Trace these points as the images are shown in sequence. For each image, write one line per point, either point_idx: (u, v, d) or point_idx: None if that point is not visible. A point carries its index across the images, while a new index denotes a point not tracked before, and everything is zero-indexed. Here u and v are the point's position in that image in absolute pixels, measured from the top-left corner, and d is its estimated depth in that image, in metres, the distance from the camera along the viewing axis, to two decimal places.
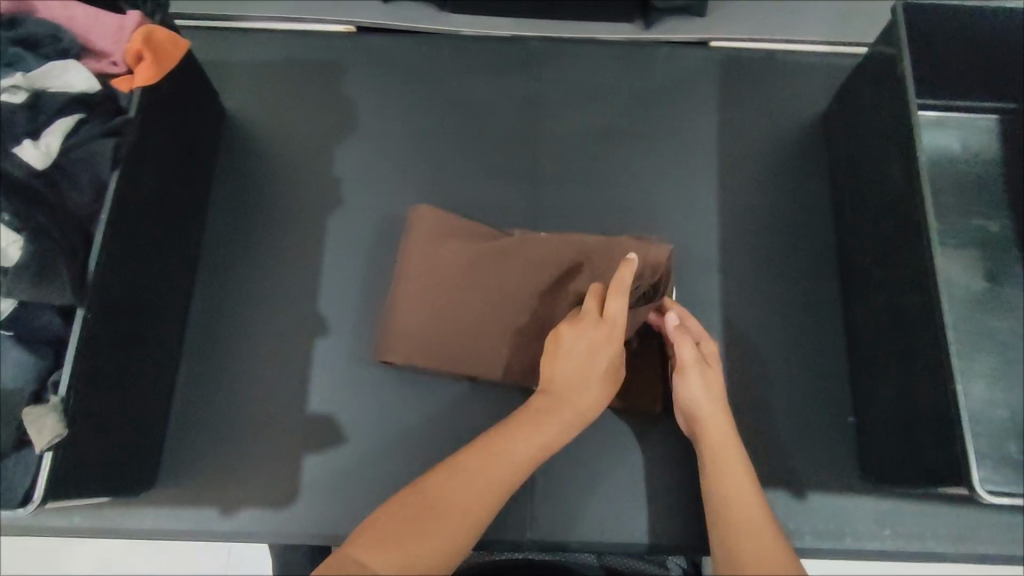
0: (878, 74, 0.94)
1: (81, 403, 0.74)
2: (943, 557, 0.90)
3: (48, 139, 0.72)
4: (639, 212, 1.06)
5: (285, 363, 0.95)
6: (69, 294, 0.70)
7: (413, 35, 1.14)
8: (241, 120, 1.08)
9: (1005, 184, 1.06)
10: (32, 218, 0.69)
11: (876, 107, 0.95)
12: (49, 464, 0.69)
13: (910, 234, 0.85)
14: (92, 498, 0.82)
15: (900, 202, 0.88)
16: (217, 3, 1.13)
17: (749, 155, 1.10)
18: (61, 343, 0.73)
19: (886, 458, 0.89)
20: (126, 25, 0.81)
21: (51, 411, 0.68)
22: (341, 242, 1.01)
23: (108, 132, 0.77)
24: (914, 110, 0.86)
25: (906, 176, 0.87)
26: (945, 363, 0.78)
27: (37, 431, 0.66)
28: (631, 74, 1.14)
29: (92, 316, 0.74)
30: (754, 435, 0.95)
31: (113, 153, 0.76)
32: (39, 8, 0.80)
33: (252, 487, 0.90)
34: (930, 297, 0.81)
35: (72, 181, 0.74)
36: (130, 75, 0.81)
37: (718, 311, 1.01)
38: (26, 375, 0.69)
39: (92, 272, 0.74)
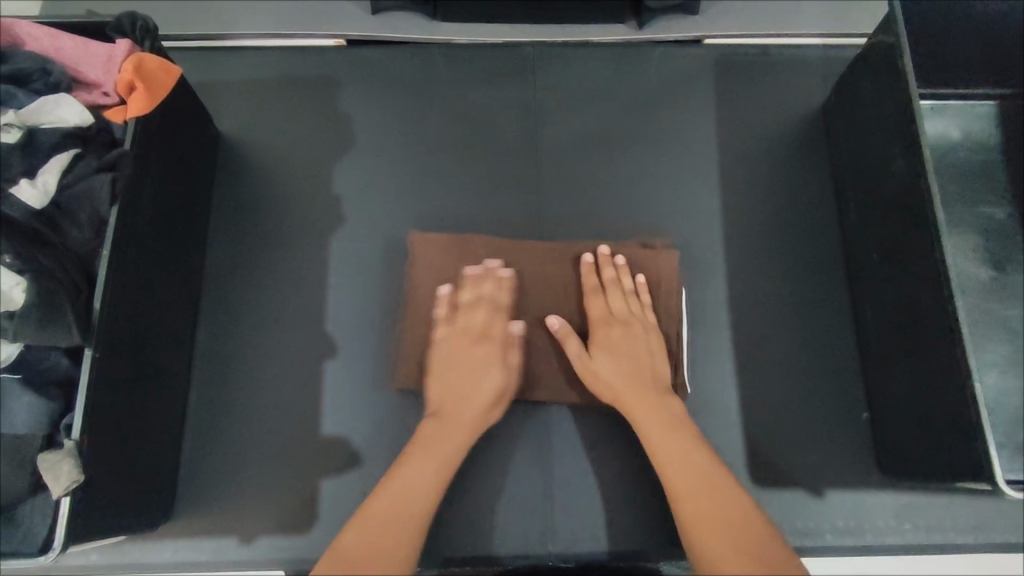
0: (877, 67, 0.94)
1: (94, 442, 0.73)
2: (964, 548, 0.90)
3: (45, 177, 0.70)
4: (642, 214, 1.05)
5: (296, 386, 0.94)
6: (76, 334, 0.69)
7: (406, 45, 1.13)
8: (236, 140, 1.07)
9: (1007, 171, 1.07)
10: (36, 260, 0.68)
11: (877, 101, 0.94)
12: (67, 510, 0.68)
13: (918, 227, 0.85)
14: (109, 536, 0.81)
15: (905, 195, 0.88)
16: (205, 23, 1.11)
17: (749, 152, 1.09)
18: (70, 385, 0.71)
19: (903, 452, 0.89)
20: (115, 55, 0.79)
21: (67, 456, 0.66)
22: (345, 261, 1.00)
23: (105, 167, 0.75)
24: (916, 103, 0.86)
25: (911, 169, 0.87)
26: (960, 356, 0.78)
27: (53, 478, 0.65)
28: (627, 76, 1.13)
29: (99, 354, 0.73)
30: (768, 435, 0.95)
31: (110, 189, 0.74)
32: (25, 41, 0.79)
33: (269, 513, 0.89)
34: (942, 291, 0.81)
35: (71, 218, 0.73)
36: (123, 106, 0.80)
37: (727, 312, 1.00)
38: (37, 421, 0.68)
39: (97, 309, 0.73)
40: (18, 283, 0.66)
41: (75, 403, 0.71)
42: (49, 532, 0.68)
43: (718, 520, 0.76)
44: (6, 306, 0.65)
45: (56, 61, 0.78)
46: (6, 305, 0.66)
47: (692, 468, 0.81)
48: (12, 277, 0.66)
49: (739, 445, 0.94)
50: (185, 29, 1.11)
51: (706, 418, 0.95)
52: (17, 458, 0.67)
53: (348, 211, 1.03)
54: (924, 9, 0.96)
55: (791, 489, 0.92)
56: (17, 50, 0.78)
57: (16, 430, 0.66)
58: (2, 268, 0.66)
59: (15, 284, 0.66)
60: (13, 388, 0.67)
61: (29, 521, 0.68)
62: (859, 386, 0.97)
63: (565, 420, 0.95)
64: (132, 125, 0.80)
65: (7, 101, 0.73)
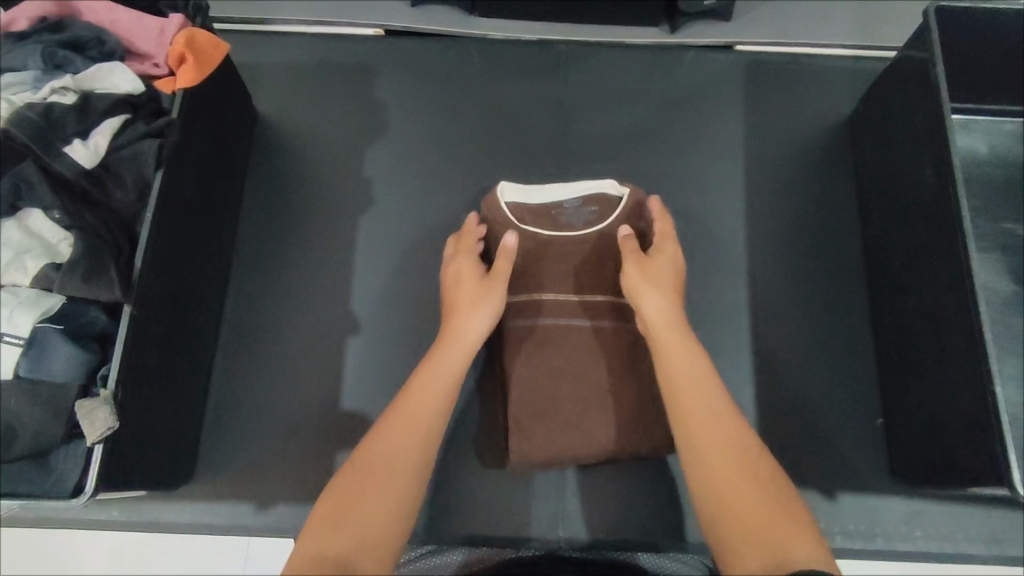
0: (908, 78, 0.95)
1: (127, 395, 0.75)
2: (974, 559, 0.90)
3: (97, 139, 0.73)
4: (666, 213, 1.07)
5: (318, 360, 0.96)
6: (117, 290, 0.71)
7: (442, 38, 1.16)
8: (273, 121, 1.10)
9: None
10: (83, 217, 0.71)
11: (908, 110, 0.95)
12: (101, 456, 0.71)
13: (943, 235, 0.86)
14: (131, 491, 0.83)
15: (931, 203, 0.88)
16: (250, 6, 1.14)
17: (776, 157, 1.11)
18: (107, 339, 0.74)
19: (916, 458, 0.89)
20: (168, 28, 0.82)
21: (103, 404, 0.69)
22: (372, 242, 1.03)
23: (153, 133, 0.78)
24: (947, 112, 0.86)
25: (938, 177, 0.87)
26: (980, 362, 0.78)
27: (89, 423, 0.68)
28: (657, 78, 1.15)
29: (137, 312, 0.75)
30: (781, 435, 0.95)
31: (157, 152, 0.77)
32: (83, 12, 0.82)
33: (285, 481, 0.91)
34: (965, 298, 0.81)
35: (117, 180, 0.76)
36: (173, 77, 0.83)
37: (746, 312, 1.01)
38: (75, 370, 0.71)
39: (138, 269, 0.75)
40: (65, 239, 0.70)
41: (112, 356, 0.73)
42: (82, 479, 0.71)
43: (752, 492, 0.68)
44: (54, 259, 0.69)
45: (110, 32, 0.81)
46: (54, 258, 0.69)
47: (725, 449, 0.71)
48: (60, 233, 0.70)
49: None
50: (231, 12, 1.14)
51: None
52: (55, 405, 0.69)
53: (378, 194, 1.05)
54: (956, 25, 0.97)
55: (802, 490, 0.93)
56: (75, 21, 0.81)
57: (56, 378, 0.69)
58: (51, 224, 0.69)
59: (61, 239, 0.70)
60: (56, 338, 0.70)
61: (61, 467, 0.71)
62: (876, 392, 0.97)
63: None
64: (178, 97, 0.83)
65: (67, 67, 0.77)
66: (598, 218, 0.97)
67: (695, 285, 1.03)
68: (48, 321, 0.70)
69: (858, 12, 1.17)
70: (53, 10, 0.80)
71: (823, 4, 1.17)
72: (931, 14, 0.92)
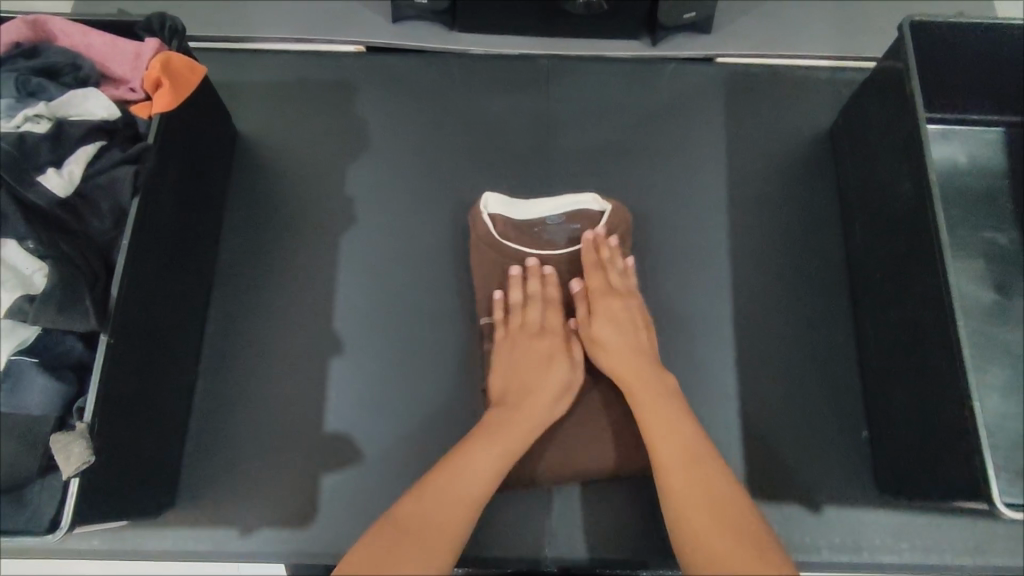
0: (885, 91, 0.96)
1: (104, 425, 0.75)
2: (961, 570, 0.90)
3: (71, 167, 0.73)
4: (649, 227, 1.07)
5: (302, 382, 0.96)
6: (92, 321, 0.71)
7: (423, 54, 1.15)
8: (254, 140, 1.10)
9: (1011, 196, 1.08)
10: (57, 246, 0.70)
11: (886, 124, 0.96)
12: (77, 489, 0.70)
13: (922, 248, 0.86)
14: (111, 520, 0.82)
15: (910, 215, 0.89)
16: (229, 25, 1.14)
17: (757, 169, 1.11)
18: (84, 369, 0.74)
19: (900, 471, 0.90)
20: (143, 53, 0.81)
21: (80, 437, 0.68)
22: (355, 261, 1.02)
23: (128, 159, 0.77)
24: (923, 126, 0.87)
25: (916, 190, 0.88)
26: (961, 376, 0.79)
27: (65, 457, 0.67)
28: (638, 91, 1.15)
29: (114, 342, 0.74)
30: (766, 449, 0.95)
31: (133, 180, 0.76)
32: (57, 35, 0.82)
33: (269, 505, 0.90)
34: (944, 311, 0.81)
35: (94, 208, 0.75)
36: (149, 101, 0.82)
37: (730, 325, 1.02)
38: (51, 403, 0.70)
39: (114, 297, 0.75)
40: (40, 269, 0.68)
41: (89, 387, 0.73)
42: (58, 510, 0.70)
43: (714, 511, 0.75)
44: (27, 290, 0.67)
45: (85, 57, 0.81)
46: (27, 288, 0.68)
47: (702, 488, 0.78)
48: (34, 263, 0.68)
49: (739, 457, 0.95)
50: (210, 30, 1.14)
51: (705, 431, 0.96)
52: (30, 438, 0.68)
53: (361, 212, 1.05)
54: (931, 37, 0.98)
55: (788, 503, 0.93)
56: (50, 45, 0.80)
57: (31, 410, 0.68)
58: (26, 254, 0.68)
59: (37, 270, 0.68)
60: (31, 370, 0.69)
61: (38, 502, 0.70)
62: (859, 403, 0.98)
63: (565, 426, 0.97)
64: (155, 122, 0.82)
65: (40, 95, 0.76)
66: (582, 232, 1.02)
67: (678, 298, 1.03)
68: (24, 353, 0.69)
69: (837, 23, 1.18)
70: (28, 36, 0.80)
71: (802, 16, 1.18)
72: (906, 28, 0.93)
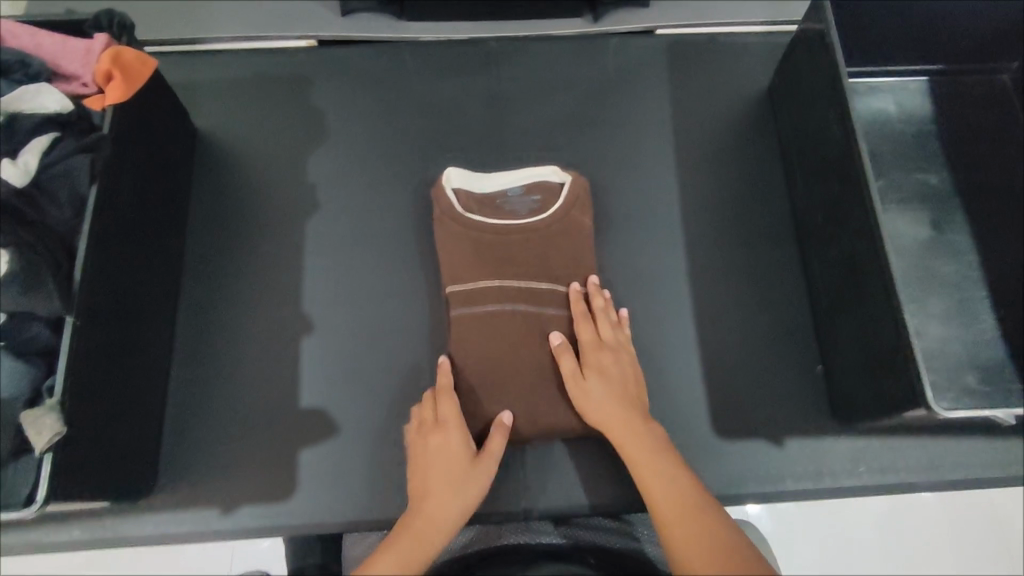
0: (810, 46, 1.02)
1: (76, 410, 0.75)
2: (915, 487, 0.95)
3: (27, 157, 0.74)
4: (603, 192, 1.11)
5: (273, 363, 0.97)
6: (57, 302, 0.73)
7: (373, 44, 1.19)
8: (213, 135, 1.12)
9: (940, 140, 1.14)
10: (18, 235, 0.71)
11: (814, 76, 1.01)
12: (50, 465, 0.71)
13: (852, 186, 0.92)
14: (90, 504, 0.83)
15: (841, 157, 0.94)
16: (181, 27, 1.16)
17: (702, 131, 1.16)
18: (53, 354, 0.75)
19: (852, 398, 0.94)
20: (93, 49, 0.84)
21: (49, 411, 0.70)
22: (319, 244, 1.05)
23: (83, 149, 0.79)
24: (844, 72, 0.93)
25: (844, 133, 0.93)
26: (893, 297, 0.84)
27: (36, 433, 0.68)
28: (584, 66, 1.20)
29: (81, 324, 0.76)
30: (728, 391, 1.00)
31: (89, 169, 0.79)
32: (7, 37, 0.83)
33: (249, 483, 0.92)
34: (875, 240, 0.86)
35: (51, 197, 0.77)
36: (101, 94, 0.85)
37: (686, 278, 1.06)
38: (21, 384, 0.71)
39: (77, 282, 0.76)
40: None
41: (58, 368, 0.74)
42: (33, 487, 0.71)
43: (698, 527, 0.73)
44: None
45: (35, 55, 0.82)
46: None
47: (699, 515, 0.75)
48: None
49: (702, 401, 0.99)
50: (163, 33, 1.16)
51: (670, 380, 1.00)
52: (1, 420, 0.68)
53: (323, 198, 1.08)
54: None
55: (752, 440, 0.97)
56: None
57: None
58: None
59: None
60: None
61: (12, 480, 0.71)
62: (813, 343, 1.03)
63: None
64: (110, 114, 0.85)
65: None
66: (543, 204, 1.02)
67: (635, 257, 1.07)
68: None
69: None
70: None
71: None
72: None
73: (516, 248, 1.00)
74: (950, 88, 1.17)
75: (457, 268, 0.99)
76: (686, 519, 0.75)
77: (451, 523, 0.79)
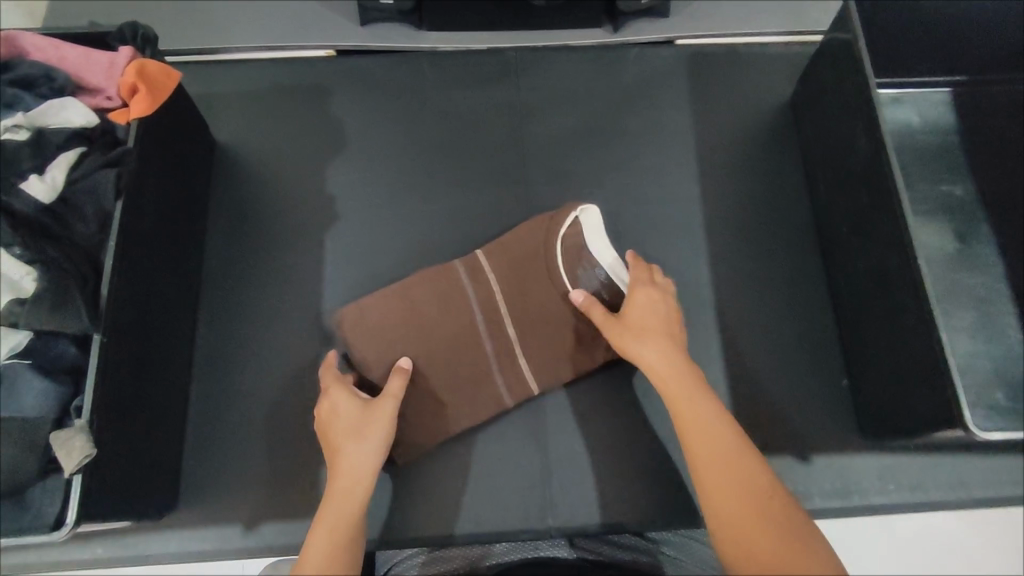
0: (836, 57, 1.01)
1: (101, 428, 0.75)
2: (945, 504, 0.94)
3: (53, 173, 0.74)
4: (626, 204, 1.10)
5: (296, 377, 0.97)
6: (86, 320, 0.72)
7: (393, 53, 1.18)
8: (233, 147, 1.11)
9: (964, 151, 1.13)
10: (44, 252, 0.71)
11: (840, 87, 1.00)
12: (78, 487, 0.71)
13: (882, 201, 0.91)
14: (113, 523, 0.82)
15: (869, 171, 0.93)
16: (200, 37, 1.15)
17: (724, 142, 1.15)
18: (79, 372, 0.74)
19: (881, 414, 0.93)
20: (117, 61, 0.83)
21: (79, 432, 0.69)
22: (340, 256, 1.04)
23: (109, 163, 0.78)
24: (873, 85, 0.92)
25: (872, 146, 0.92)
26: (927, 314, 0.83)
27: (66, 454, 0.68)
28: (604, 76, 1.19)
29: (107, 340, 0.75)
30: (754, 406, 0.99)
31: (115, 183, 0.77)
32: (29, 50, 0.82)
33: (273, 500, 0.91)
34: (907, 255, 0.85)
35: (78, 213, 0.76)
36: (125, 108, 0.84)
37: (710, 291, 1.05)
38: (47, 404, 0.71)
39: (103, 297, 0.75)
40: (27, 273, 0.69)
41: (84, 387, 0.74)
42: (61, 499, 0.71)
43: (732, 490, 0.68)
44: (17, 295, 0.69)
45: (60, 69, 0.82)
46: (17, 293, 0.69)
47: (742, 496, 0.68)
48: (21, 268, 0.69)
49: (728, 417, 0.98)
50: (181, 43, 1.15)
51: None
52: (28, 442, 0.68)
53: (343, 209, 1.07)
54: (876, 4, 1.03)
55: (779, 456, 0.96)
56: (23, 59, 0.81)
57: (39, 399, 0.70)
58: (13, 260, 0.69)
59: (24, 273, 0.69)
60: (26, 373, 0.70)
61: (40, 502, 0.70)
62: (839, 357, 1.02)
63: (559, 401, 0.99)
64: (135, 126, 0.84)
65: (18, 105, 0.77)
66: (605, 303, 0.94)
67: (658, 270, 1.06)
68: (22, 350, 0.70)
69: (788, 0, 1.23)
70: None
71: None
72: None
73: (538, 300, 0.97)
74: (973, 98, 1.17)
75: (504, 254, 0.99)
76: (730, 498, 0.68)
77: (371, 456, 0.80)
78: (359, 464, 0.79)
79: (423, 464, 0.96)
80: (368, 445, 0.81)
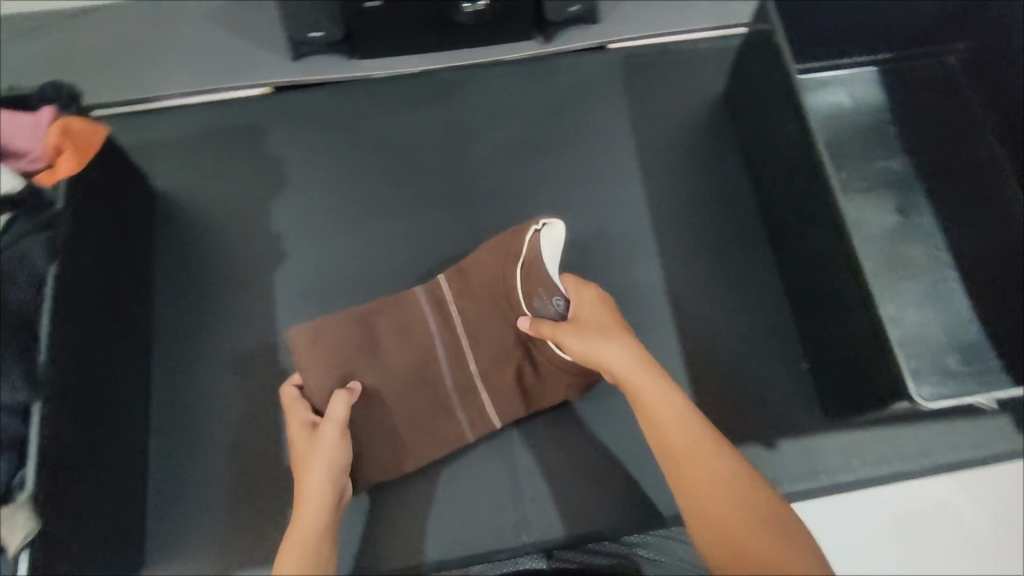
0: (761, 48, 1.03)
1: (51, 496, 0.73)
2: (911, 474, 0.96)
3: None
4: (573, 210, 1.11)
5: (255, 420, 0.95)
6: (23, 391, 0.72)
7: (327, 84, 1.18)
8: (173, 193, 1.10)
9: (896, 126, 1.16)
10: None
11: (767, 77, 1.02)
12: (26, 561, 0.71)
13: (815, 184, 0.93)
14: None
15: (802, 156, 0.95)
16: (130, 85, 1.15)
17: (664, 141, 1.17)
18: (24, 444, 0.72)
19: (838, 392, 0.95)
20: (40, 122, 0.83)
21: (19, 508, 0.69)
22: (292, 293, 1.03)
23: (41, 227, 0.78)
24: (795, 73, 0.94)
25: (802, 132, 0.94)
26: (865, 292, 0.85)
27: (8, 530, 0.67)
28: (539, 87, 1.20)
29: (50, 408, 0.74)
30: (716, 398, 1.00)
31: (46, 247, 0.77)
32: None
33: (241, 546, 0.90)
34: (842, 235, 0.87)
35: (11, 280, 0.75)
36: (52, 168, 0.82)
37: (662, 289, 1.06)
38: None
39: (43, 364, 0.74)
40: None
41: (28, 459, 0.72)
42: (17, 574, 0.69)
43: (714, 482, 0.70)
44: None
45: None
46: None
47: (722, 475, 0.71)
48: None
49: None
50: (112, 93, 1.15)
51: None
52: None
53: (292, 248, 1.06)
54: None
55: (747, 444, 0.97)
56: None
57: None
58: None
59: None
60: None
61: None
62: (795, 344, 1.03)
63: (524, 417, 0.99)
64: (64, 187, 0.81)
65: None
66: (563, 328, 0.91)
67: (610, 273, 1.07)
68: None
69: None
70: None
71: None
72: None
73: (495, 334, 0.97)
74: (902, 72, 1.19)
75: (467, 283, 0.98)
76: (714, 490, 0.70)
77: (332, 469, 0.80)
78: (322, 481, 0.79)
79: (389, 493, 0.96)
80: (324, 473, 0.80)
